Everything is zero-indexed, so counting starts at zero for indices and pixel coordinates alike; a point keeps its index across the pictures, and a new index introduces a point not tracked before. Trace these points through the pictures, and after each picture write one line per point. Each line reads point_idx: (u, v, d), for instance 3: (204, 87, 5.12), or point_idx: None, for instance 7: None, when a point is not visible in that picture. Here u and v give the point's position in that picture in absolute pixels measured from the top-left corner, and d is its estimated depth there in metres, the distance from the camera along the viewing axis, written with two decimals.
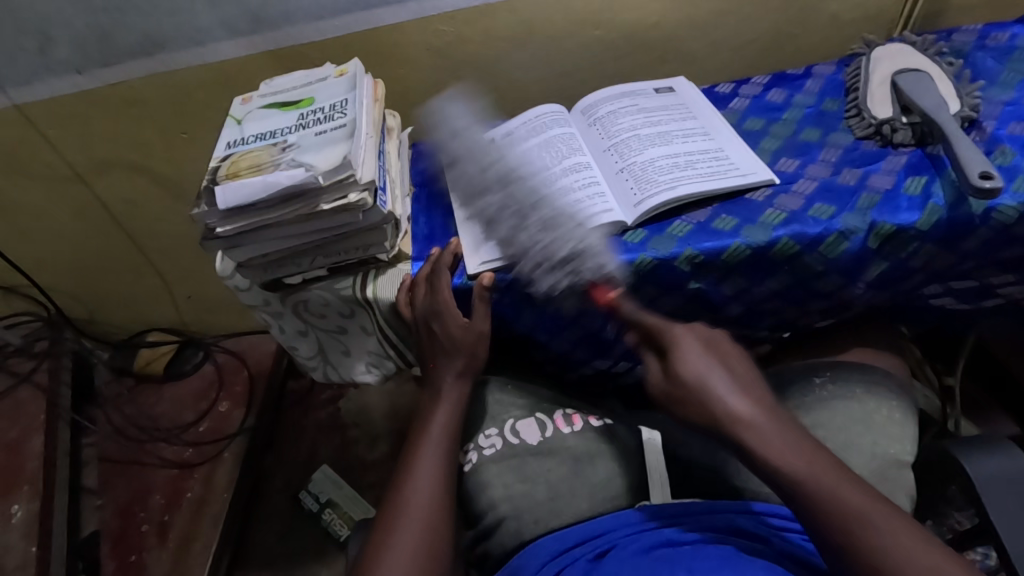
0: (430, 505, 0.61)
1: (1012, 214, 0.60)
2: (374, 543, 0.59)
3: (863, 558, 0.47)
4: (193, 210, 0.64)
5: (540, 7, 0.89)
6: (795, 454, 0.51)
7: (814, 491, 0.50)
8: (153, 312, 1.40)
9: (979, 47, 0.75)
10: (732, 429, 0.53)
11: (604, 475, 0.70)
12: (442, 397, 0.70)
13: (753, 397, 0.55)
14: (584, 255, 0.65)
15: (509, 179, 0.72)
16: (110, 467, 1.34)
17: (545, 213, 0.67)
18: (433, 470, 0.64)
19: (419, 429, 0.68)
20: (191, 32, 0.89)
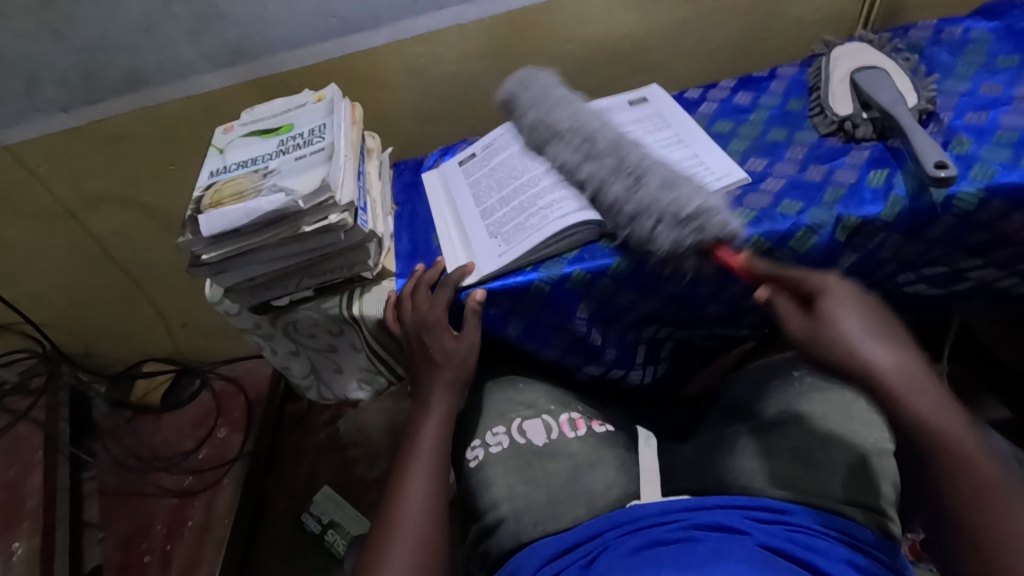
0: (422, 515, 0.62)
1: (971, 200, 0.62)
2: (369, 558, 0.60)
3: (990, 536, 0.49)
4: (178, 238, 0.65)
5: (512, 24, 0.91)
6: (944, 418, 0.52)
7: (956, 463, 0.51)
8: (149, 341, 1.41)
9: (935, 41, 0.78)
10: (884, 385, 0.53)
11: (604, 482, 0.71)
12: (430, 406, 0.71)
13: (903, 357, 0.54)
14: (701, 208, 0.62)
15: (616, 149, 0.70)
16: (111, 500, 1.35)
17: (644, 181, 0.66)
18: (424, 480, 0.65)
19: (409, 440, 0.69)
20: (173, 66, 0.92)
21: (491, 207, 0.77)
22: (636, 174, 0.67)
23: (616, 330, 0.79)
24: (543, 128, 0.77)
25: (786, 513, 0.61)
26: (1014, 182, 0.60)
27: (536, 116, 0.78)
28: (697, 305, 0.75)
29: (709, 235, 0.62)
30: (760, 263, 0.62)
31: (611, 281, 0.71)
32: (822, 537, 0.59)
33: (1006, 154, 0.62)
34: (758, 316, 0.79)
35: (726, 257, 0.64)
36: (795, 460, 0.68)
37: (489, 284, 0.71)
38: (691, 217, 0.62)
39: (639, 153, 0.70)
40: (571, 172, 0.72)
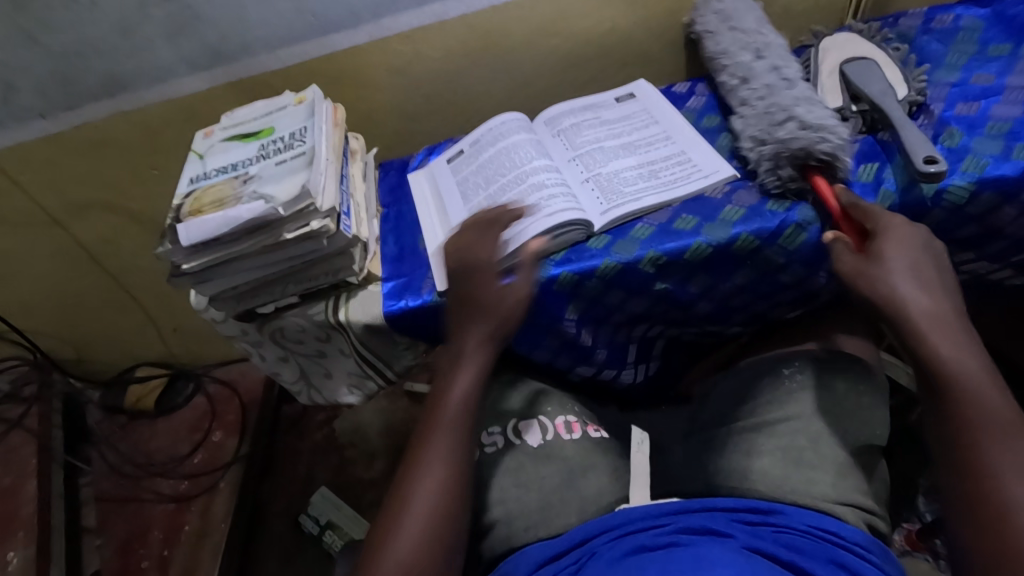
0: (437, 490, 0.59)
1: (961, 194, 0.61)
2: (380, 527, 0.58)
3: (990, 472, 0.50)
4: (157, 249, 0.64)
5: (496, 19, 0.90)
6: (970, 365, 0.54)
7: (975, 401, 0.53)
8: (141, 346, 1.40)
9: (925, 30, 0.76)
10: (912, 323, 0.56)
11: (596, 487, 0.71)
12: (462, 362, 0.65)
13: (943, 305, 0.57)
14: (829, 129, 0.66)
15: (774, 71, 0.75)
16: (108, 506, 1.34)
17: (798, 88, 0.72)
18: (444, 451, 0.60)
19: (438, 401, 0.64)
20: (151, 69, 0.90)
21: (477, 206, 0.76)
22: (765, 97, 0.72)
23: (606, 330, 0.78)
24: (730, 36, 0.82)
25: (774, 514, 0.61)
26: (1004, 175, 0.59)
27: (729, 32, 0.82)
28: (687, 304, 0.74)
29: (816, 149, 0.64)
30: (848, 196, 0.63)
31: (599, 282, 0.69)
32: (809, 538, 0.59)
33: (996, 146, 0.61)
34: (750, 313, 0.78)
35: (820, 184, 0.65)
36: (786, 460, 0.67)
37: None
38: (801, 131, 0.66)
39: (797, 74, 0.75)
40: (741, 78, 0.76)
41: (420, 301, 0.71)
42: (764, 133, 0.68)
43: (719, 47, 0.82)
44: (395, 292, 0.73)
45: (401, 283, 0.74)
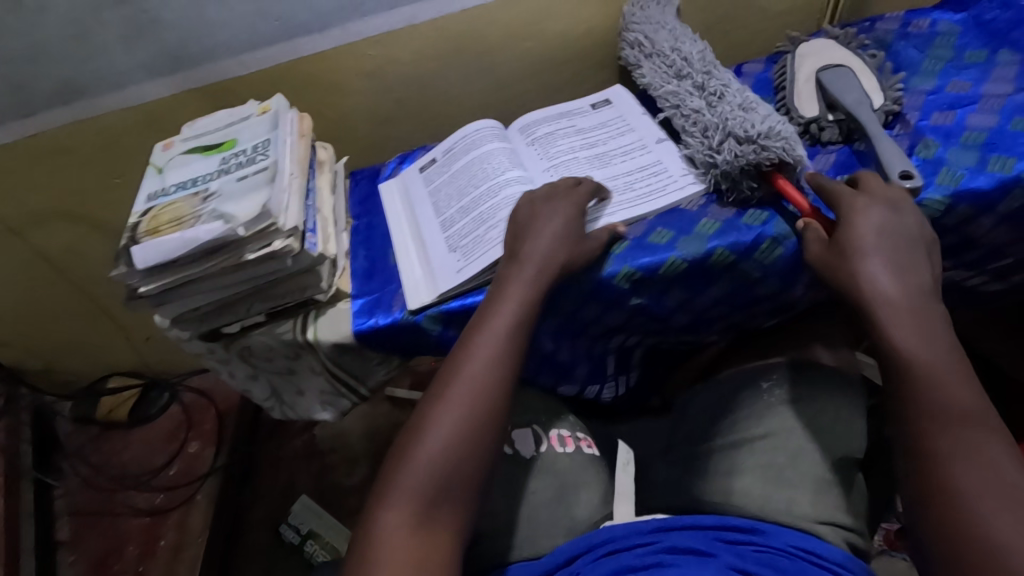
0: (477, 395, 0.55)
1: (938, 207, 0.59)
2: (417, 417, 0.55)
3: (952, 464, 0.47)
4: (112, 272, 0.62)
5: (468, 22, 0.87)
6: (939, 352, 0.52)
7: (936, 391, 0.50)
8: (113, 356, 1.36)
9: (902, 35, 0.76)
10: (876, 311, 0.54)
11: (586, 509, 0.71)
12: (521, 272, 0.61)
13: (910, 290, 0.54)
14: (773, 133, 0.64)
15: (704, 83, 0.75)
16: (81, 521, 1.30)
17: (736, 97, 0.71)
18: (490, 360, 0.57)
19: (483, 318, 0.60)
20: (107, 75, 0.85)
21: (450, 219, 0.74)
22: (700, 112, 0.72)
23: (582, 343, 0.77)
24: (653, 65, 0.81)
25: (757, 533, 0.61)
26: (980, 188, 0.58)
27: (649, 52, 0.82)
28: (664, 317, 0.72)
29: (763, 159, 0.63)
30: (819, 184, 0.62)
31: (574, 298, 0.68)
32: (788, 557, 0.58)
33: (971, 157, 0.61)
34: (727, 323, 0.77)
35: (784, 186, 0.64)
36: (765, 477, 0.67)
37: (448, 305, 0.68)
38: (744, 142, 0.65)
39: (729, 81, 0.74)
40: (673, 102, 0.76)
41: (391, 319, 0.69)
42: (708, 150, 0.68)
43: (647, 68, 0.81)
44: (365, 309, 0.71)
45: (372, 300, 0.72)
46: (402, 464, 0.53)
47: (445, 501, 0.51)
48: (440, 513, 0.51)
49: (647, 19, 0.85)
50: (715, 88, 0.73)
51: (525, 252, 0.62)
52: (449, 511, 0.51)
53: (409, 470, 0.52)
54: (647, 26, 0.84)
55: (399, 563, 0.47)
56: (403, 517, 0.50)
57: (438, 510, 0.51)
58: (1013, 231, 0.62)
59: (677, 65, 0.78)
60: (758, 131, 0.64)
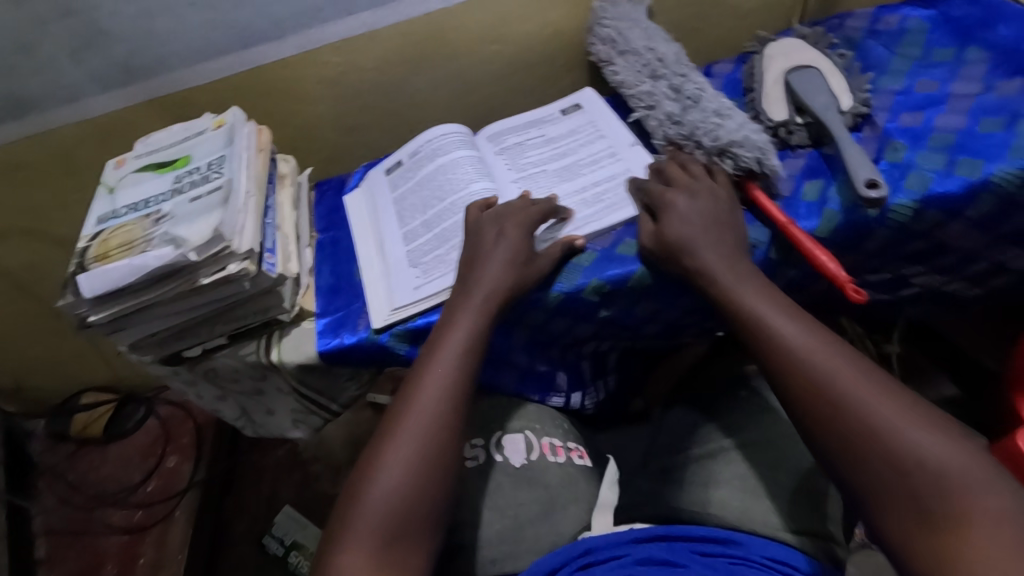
0: (429, 425, 0.54)
1: (905, 213, 0.59)
2: (370, 454, 0.54)
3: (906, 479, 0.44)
4: (59, 302, 0.59)
5: (432, 26, 0.85)
6: (848, 369, 0.50)
7: (855, 414, 0.47)
8: (85, 372, 1.33)
9: (871, 33, 0.75)
10: (780, 342, 0.53)
11: (569, 525, 0.69)
12: (469, 299, 0.60)
13: (800, 320, 0.54)
14: (745, 141, 0.63)
15: (677, 84, 0.72)
16: (58, 541, 1.26)
17: (710, 101, 0.69)
18: (439, 389, 0.56)
19: (435, 342, 0.59)
20: (57, 89, 0.81)
21: (413, 232, 0.73)
22: (672, 116, 0.70)
23: (555, 355, 0.75)
24: (627, 62, 0.79)
25: (732, 544, 0.60)
26: (948, 191, 0.58)
27: (621, 48, 0.80)
28: (635, 327, 0.71)
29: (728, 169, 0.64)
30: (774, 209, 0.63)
31: (543, 312, 0.67)
32: (764, 570, 0.57)
33: (939, 160, 0.60)
34: (700, 330, 0.76)
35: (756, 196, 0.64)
36: (741, 489, 0.67)
37: (416, 322, 0.66)
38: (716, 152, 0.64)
39: (704, 82, 0.72)
40: (647, 103, 0.74)
41: (355, 338, 0.67)
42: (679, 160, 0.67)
43: (619, 66, 0.79)
44: (330, 328, 0.69)
45: (336, 319, 0.70)
46: (359, 498, 0.51)
47: (402, 538, 0.50)
48: (396, 551, 0.49)
49: (619, 14, 0.82)
50: (689, 90, 0.71)
51: (475, 273, 0.62)
52: (407, 548, 0.50)
53: (363, 510, 0.50)
54: (621, 21, 0.81)
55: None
56: (359, 559, 0.48)
57: (401, 544, 0.49)
58: (982, 236, 0.61)
59: (650, 64, 0.76)
60: (729, 140, 0.63)
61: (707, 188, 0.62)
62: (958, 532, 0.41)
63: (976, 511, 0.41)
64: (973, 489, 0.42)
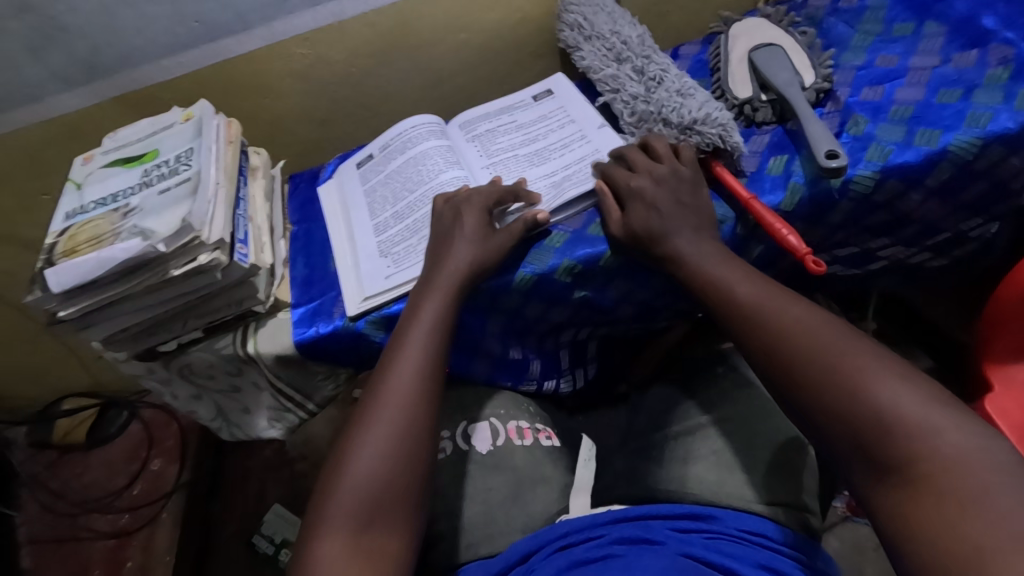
0: (399, 411, 0.54)
1: (867, 184, 0.60)
2: (343, 442, 0.54)
3: (875, 433, 0.45)
4: (27, 297, 0.58)
5: (399, 15, 0.85)
6: (819, 335, 0.51)
7: (824, 377, 0.49)
8: (64, 378, 1.31)
9: (832, 10, 0.76)
10: (752, 315, 0.54)
11: (540, 505, 0.69)
12: (433, 289, 0.61)
13: (772, 292, 0.55)
14: (709, 118, 0.64)
15: (642, 67, 0.73)
16: (41, 549, 1.23)
17: (674, 82, 0.70)
18: (409, 376, 0.56)
19: (404, 329, 0.59)
20: (20, 87, 0.80)
21: (383, 224, 0.73)
22: (638, 98, 0.71)
23: (531, 340, 0.76)
24: (592, 48, 0.79)
25: (708, 519, 0.61)
26: (907, 162, 0.59)
27: (586, 34, 0.80)
28: (610, 310, 0.72)
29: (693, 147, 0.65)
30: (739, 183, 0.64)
31: (517, 295, 0.67)
32: (740, 543, 0.58)
33: (899, 132, 0.61)
34: (674, 311, 0.77)
35: (721, 172, 0.65)
36: (718, 463, 0.68)
37: (391, 309, 0.67)
38: (682, 131, 0.66)
39: (669, 64, 0.73)
40: (613, 87, 0.74)
41: (331, 327, 0.67)
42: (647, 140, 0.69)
43: (584, 52, 0.80)
44: (305, 319, 0.69)
45: (312, 308, 0.70)
46: (332, 483, 0.52)
47: (377, 521, 0.50)
48: (372, 533, 0.49)
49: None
50: (654, 72, 0.72)
51: (442, 258, 0.62)
52: (384, 530, 0.50)
53: (336, 496, 0.51)
54: (587, 7, 0.82)
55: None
56: (336, 543, 0.48)
57: (372, 528, 0.50)
58: (942, 205, 0.63)
59: (615, 49, 0.77)
60: (692, 118, 0.65)
61: (672, 170, 0.63)
62: (929, 467, 0.42)
63: (943, 446, 0.43)
64: (937, 427, 0.43)
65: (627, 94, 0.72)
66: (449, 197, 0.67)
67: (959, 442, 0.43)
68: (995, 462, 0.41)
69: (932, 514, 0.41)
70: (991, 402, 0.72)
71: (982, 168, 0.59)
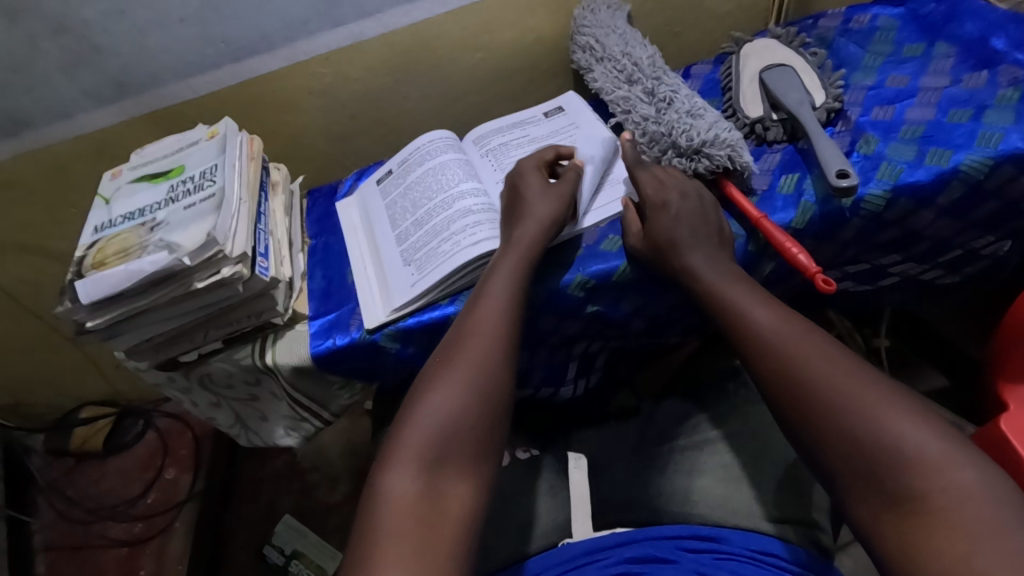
0: (476, 363, 0.56)
1: (877, 203, 0.61)
2: (424, 382, 0.56)
3: (887, 461, 0.45)
4: (57, 308, 0.61)
5: (417, 35, 0.87)
6: (830, 363, 0.51)
7: (837, 406, 0.49)
8: (83, 387, 1.32)
9: (843, 31, 0.77)
10: (766, 339, 0.55)
11: (531, 512, 0.68)
12: (513, 250, 0.63)
13: (787, 318, 0.56)
14: (719, 140, 0.65)
15: (653, 88, 0.75)
16: (57, 555, 1.24)
17: (684, 103, 0.71)
18: (485, 330, 0.59)
19: (483, 285, 0.62)
20: (52, 105, 0.83)
21: (405, 233, 0.74)
22: (648, 119, 0.72)
23: (543, 353, 0.76)
24: (604, 68, 0.81)
25: (717, 540, 0.61)
26: (918, 181, 0.60)
27: (597, 53, 0.82)
28: (621, 324, 0.73)
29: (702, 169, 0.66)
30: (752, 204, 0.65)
31: (529, 310, 0.68)
32: (749, 563, 0.58)
33: (910, 151, 0.62)
34: (685, 325, 0.77)
35: (732, 191, 0.66)
36: (726, 478, 0.68)
37: (406, 321, 0.68)
38: (691, 152, 0.67)
39: (680, 85, 0.75)
40: (624, 107, 0.76)
41: (348, 339, 0.69)
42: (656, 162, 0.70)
43: (596, 72, 0.81)
44: (323, 330, 0.71)
45: (329, 321, 0.71)
46: (407, 420, 0.54)
47: (446, 466, 0.51)
48: (448, 475, 0.51)
49: (599, 19, 0.84)
50: (664, 93, 0.73)
51: (527, 213, 0.65)
52: (454, 477, 0.51)
53: (412, 430, 0.53)
54: (598, 27, 0.84)
55: (399, 538, 0.47)
56: (408, 480, 0.50)
57: (444, 469, 0.51)
58: (954, 222, 0.63)
59: (626, 70, 0.78)
60: (703, 140, 0.66)
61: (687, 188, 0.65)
62: (939, 500, 0.43)
63: (954, 480, 0.43)
64: (943, 461, 0.44)
65: (635, 116, 0.73)
66: (509, 174, 0.71)
67: (976, 478, 0.43)
68: (1002, 497, 0.42)
69: (939, 545, 0.41)
70: (1007, 420, 0.69)
71: (993, 187, 0.60)
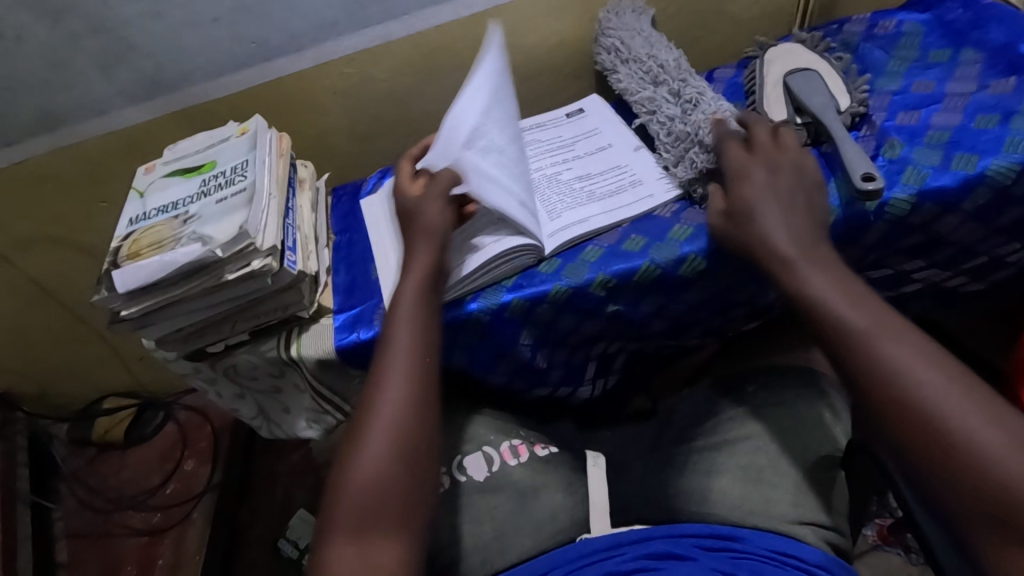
0: (398, 415, 0.56)
1: (903, 206, 0.61)
2: (344, 448, 0.56)
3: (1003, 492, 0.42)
4: (94, 296, 0.63)
5: (442, 37, 0.89)
6: (930, 374, 0.47)
7: (947, 427, 0.45)
8: (106, 378, 1.35)
9: (868, 36, 0.77)
10: (861, 341, 0.50)
11: (549, 508, 0.69)
12: (402, 297, 0.62)
13: (881, 317, 0.51)
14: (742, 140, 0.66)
15: (677, 89, 0.75)
16: (78, 542, 1.27)
17: (709, 104, 0.72)
18: (402, 376, 0.58)
19: (388, 333, 0.61)
20: (88, 102, 0.85)
21: None
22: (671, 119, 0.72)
23: (562, 352, 0.77)
24: (629, 70, 0.82)
25: (736, 540, 0.61)
26: (944, 185, 0.59)
27: (622, 55, 0.83)
28: (640, 324, 0.73)
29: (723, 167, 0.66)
30: None
31: (550, 307, 0.69)
32: (769, 564, 0.58)
33: (936, 156, 0.61)
34: (705, 328, 0.78)
35: None
36: (745, 479, 0.68)
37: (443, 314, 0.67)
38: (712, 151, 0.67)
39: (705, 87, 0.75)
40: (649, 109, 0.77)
41: (371, 333, 0.70)
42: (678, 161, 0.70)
43: (621, 74, 0.83)
44: (347, 324, 0.72)
45: (353, 315, 0.72)
46: (339, 486, 0.53)
47: (376, 526, 0.51)
48: (372, 538, 0.50)
49: (625, 21, 0.85)
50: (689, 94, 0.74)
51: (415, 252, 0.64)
52: (386, 535, 0.51)
53: (342, 497, 0.52)
54: (624, 29, 0.84)
55: None
56: (345, 552, 0.50)
57: (373, 530, 0.51)
58: (979, 228, 0.63)
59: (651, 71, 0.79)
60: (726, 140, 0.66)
61: (787, 163, 0.60)
62: None
63: None
64: None
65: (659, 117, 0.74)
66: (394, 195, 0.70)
67: None
68: None
69: None
70: None
71: (1021, 193, 0.60)
